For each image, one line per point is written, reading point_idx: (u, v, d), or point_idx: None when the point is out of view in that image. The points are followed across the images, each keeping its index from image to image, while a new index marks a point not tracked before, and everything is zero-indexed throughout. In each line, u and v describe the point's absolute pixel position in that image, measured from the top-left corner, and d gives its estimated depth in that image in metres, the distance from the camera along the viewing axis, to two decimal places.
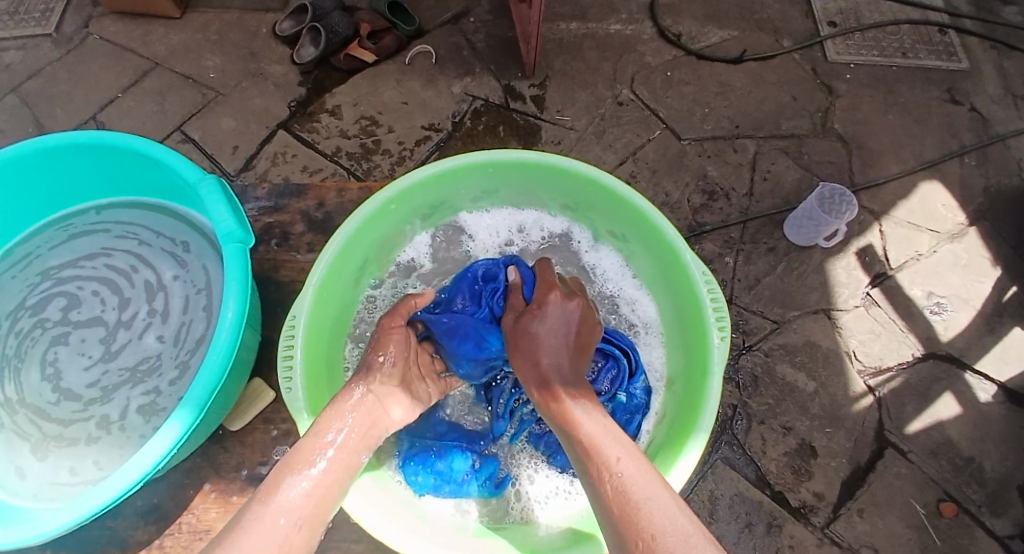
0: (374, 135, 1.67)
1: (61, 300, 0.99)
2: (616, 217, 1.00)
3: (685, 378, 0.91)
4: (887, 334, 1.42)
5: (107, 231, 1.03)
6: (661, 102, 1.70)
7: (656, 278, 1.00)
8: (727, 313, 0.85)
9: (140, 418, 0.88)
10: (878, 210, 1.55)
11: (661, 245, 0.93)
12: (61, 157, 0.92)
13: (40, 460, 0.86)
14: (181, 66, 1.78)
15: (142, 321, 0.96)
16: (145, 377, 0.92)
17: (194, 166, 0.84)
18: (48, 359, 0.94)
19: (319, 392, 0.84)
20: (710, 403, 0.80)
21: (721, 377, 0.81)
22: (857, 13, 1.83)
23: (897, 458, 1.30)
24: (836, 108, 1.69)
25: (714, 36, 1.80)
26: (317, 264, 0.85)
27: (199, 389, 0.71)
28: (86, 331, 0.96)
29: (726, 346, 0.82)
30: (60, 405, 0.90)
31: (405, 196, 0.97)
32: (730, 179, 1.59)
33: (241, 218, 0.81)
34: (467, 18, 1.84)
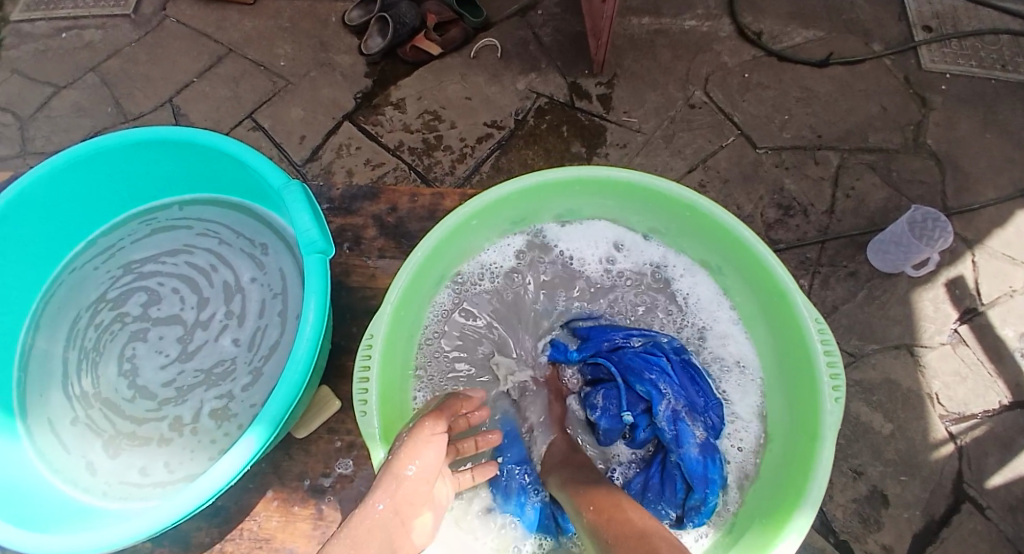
0: (436, 130, 1.65)
1: (141, 296, 1.00)
2: (716, 248, 0.94)
3: (789, 435, 0.84)
4: (974, 377, 1.30)
5: (187, 228, 1.04)
6: (737, 107, 1.60)
7: (758, 318, 0.93)
8: (842, 371, 0.77)
9: (212, 422, 0.88)
10: (973, 238, 1.41)
11: (767, 284, 0.87)
12: (151, 153, 0.93)
13: (111, 458, 0.88)
14: (254, 53, 1.80)
15: (220, 323, 0.97)
16: (219, 380, 0.92)
17: (280, 172, 0.85)
18: (127, 354, 0.96)
19: (392, 414, 0.81)
20: (820, 471, 0.73)
21: (834, 444, 0.74)
22: (955, 18, 1.66)
23: (974, 513, 1.20)
24: (931, 121, 1.55)
25: (799, 36, 1.67)
26: (398, 281, 0.83)
27: (274, 405, 0.72)
28: (164, 329, 0.98)
29: (839, 409, 0.75)
30: (136, 402, 0.92)
31: (487, 212, 0.95)
32: (809, 194, 1.48)
33: (323, 227, 0.82)
34: (535, 11, 1.78)
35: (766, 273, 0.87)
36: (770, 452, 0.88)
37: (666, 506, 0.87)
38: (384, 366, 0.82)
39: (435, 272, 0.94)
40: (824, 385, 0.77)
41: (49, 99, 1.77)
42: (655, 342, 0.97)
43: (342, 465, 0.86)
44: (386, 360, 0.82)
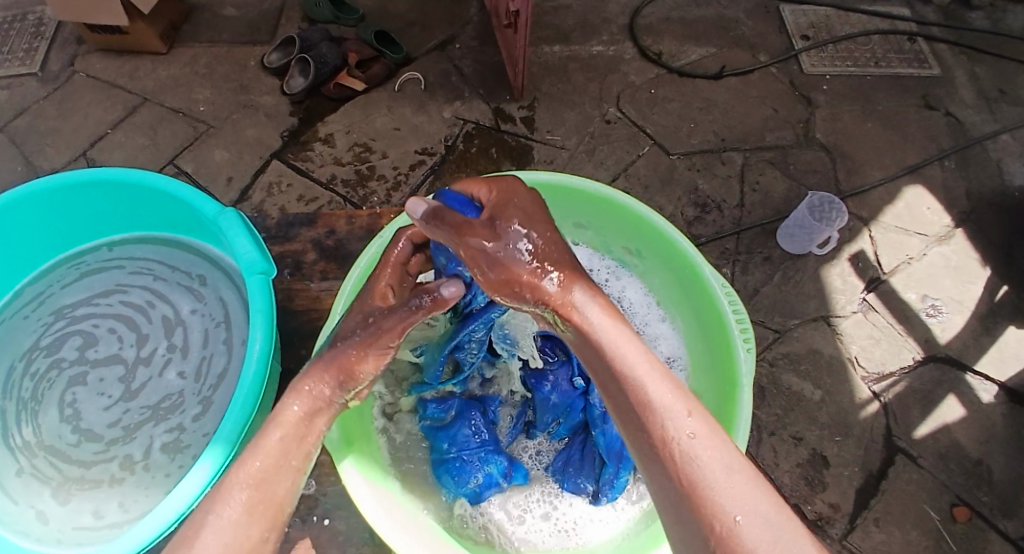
0: (368, 161, 1.69)
1: (76, 339, 0.95)
2: (631, 234, 1.02)
3: (713, 394, 0.89)
4: (887, 339, 1.44)
5: (120, 267, 1.01)
6: (648, 120, 1.73)
7: (676, 295, 1.00)
8: (750, 327, 0.86)
9: (165, 456, 0.85)
10: (867, 216, 1.59)
11: (680, 263, 0.95)
12: (76, 194, 0.91)
13: (61, 505, 0.82)
14: (171, 100, 1.78)
15: (162, 357, 0.93)
16: (167, 414, 0.88)
17: (212, 200, 0.83)
18: (66, 400, 0.90)
19: (352, 423, 0.81)
20: (742, 413, 0.79)
21: (751, 389, 0.82)
22: (828, 26, 1.91)
23: (908, 464, 1.31)
24: (817, 118, 1.74)
25: (694, 54, 1.85)
26: (341, 292, 0.85)
27: (229, 426, 0.70)
28: (103, 370, 0.93)
29: (751, 356, 0.84)
30: (81, 446, 0.87)
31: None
32: (721, 192, 1.62)
33: (263, 249, 0.81)
34: (453, 45, 1.88)
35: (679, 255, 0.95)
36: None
37: (584, 480, 0.88)
38: None
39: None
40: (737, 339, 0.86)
41: None
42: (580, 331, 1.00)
43: (305, 486, 0.84)
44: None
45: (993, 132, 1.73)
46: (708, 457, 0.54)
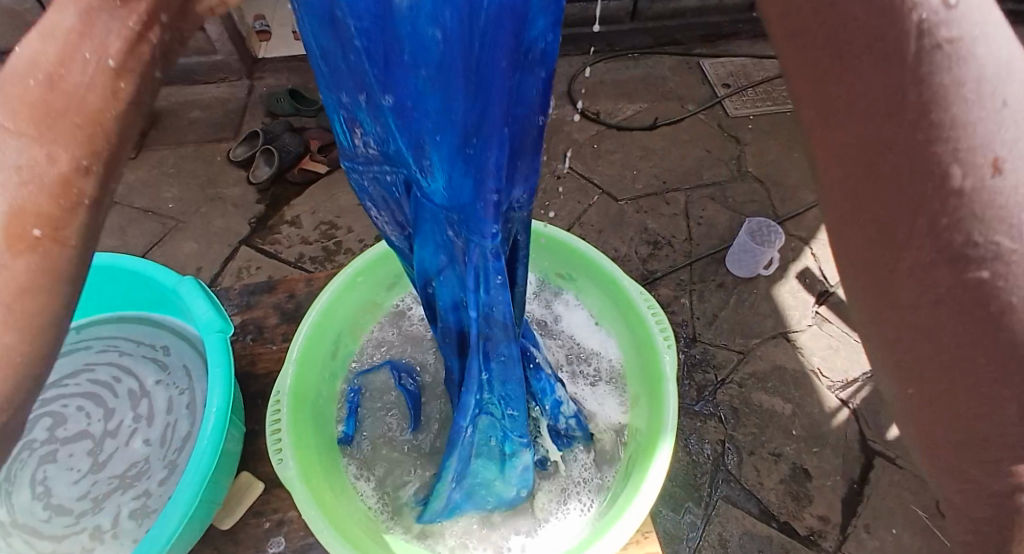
0: (335, 237, 1.76)
1: (44, 419, 0.91)
2: (562, 258, 1.09)
3: (643, 392, 0.94)
4: (844, 347, 1.50)
5: (86, 348, 0.98)
6: (594, 171, 1.86)
7: (603, 310, 1.07)
8: (669, 325, 0.94)
9: (133, 522, 0.81)
10: (807, 235, 1.70)
11: (603, 279, 1.04)
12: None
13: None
14: (140, 200, 1.86)
15: (129, 428, 0.91)
16: (135, 480, 0.85)
17: (170, 272, 0.86)
18: (38, 478, 0.87)
19: (312, 464, 0.85)
20: (669, 409, 0.85)
21: (675, 379, 0.88)
22: (746, 72, 2.11)
23: (886, 465, 1.34)
24: (748, 154, 1.88)
25: (628, 109, 2.02)
26: (294, 340, 0.92)
27: (186, 486, 0.72)
28: (73, 445, 0.90)
29: (673, 352, 0.91)
30: (51, 522, 0.83)
31: (372, 268, 1.05)
32: (669, 229, 1.72)
33: (220, 309, 0.84)
34: None
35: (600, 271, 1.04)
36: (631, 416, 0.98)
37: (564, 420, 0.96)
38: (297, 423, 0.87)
39: (333, 329, 1.01)
40: (659, 339, 0.93)
41: None
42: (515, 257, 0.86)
43: (275, 544, 0.85)
44: (295, 414, 0.88)
45: None
46: (989, 52, 0.26)
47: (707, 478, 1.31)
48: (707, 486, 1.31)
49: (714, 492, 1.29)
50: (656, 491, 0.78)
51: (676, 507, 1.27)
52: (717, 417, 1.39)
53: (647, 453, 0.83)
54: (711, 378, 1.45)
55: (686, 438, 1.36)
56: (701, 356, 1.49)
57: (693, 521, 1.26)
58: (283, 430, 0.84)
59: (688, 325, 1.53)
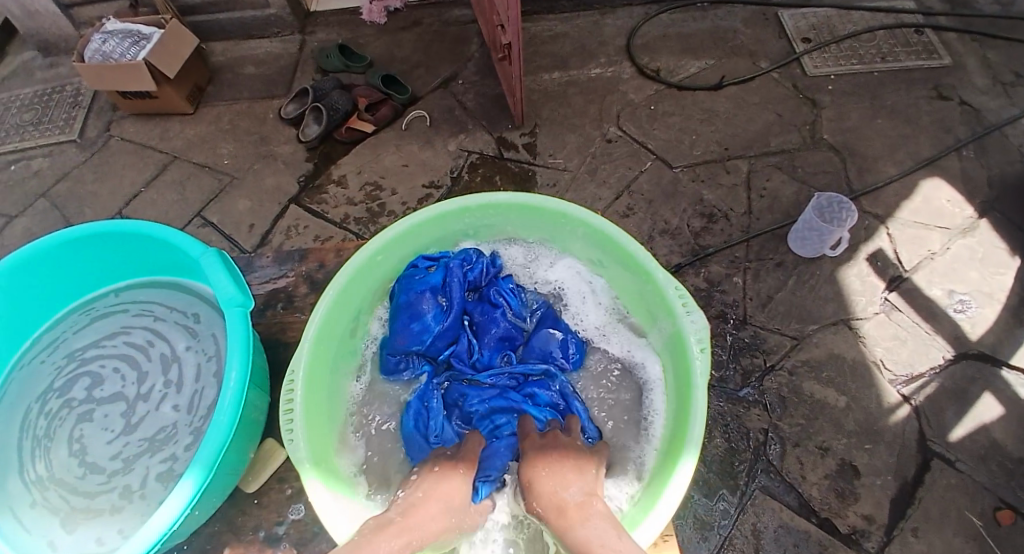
0: (378, 199, 1.75)
1: (86, 380, 0.97)
2: (596, 244, 1.07)
3: (675, 389, 0.93)
4: (912, 338, 1.37)
5: (124, 312, 1.02)
6: (649, 135, 1.74)
7: (638, 295, 1.04)
8: (704, 323, 0.88)
9: (160, 485, 0.85)
10: (882, 214, 1.54)
11: (636, 267, 1.00)
12: (76, 250, 0.93)
13: (70, 534, 0.83)
14: (198, 156, 1.91)
15: (159, 393, 0.94)
16: (163, 445, 0.89)
17: (194, 243, 0.85)
18: (75, 435, 0.92)
19: (321, 443, 0.87)
20: (695, 422, 0.81)
21: (705, 387, 0.83)
22: (830, 26, 1.89)
23: (945, 468, 1.23)
24: (823, 119, 1.71)
25: (692, 67, 1.86)
26: (311, 321, 0.91)
27: (208, 449, 0.71)
28: (109, 406, 0.94)
29: (705, 357, 0.86)
30: (87, 478, 0.88)
31: (390, 246, 1.07)
32: (727, 201, 1.60)
33: (241, 283, 0.82)
34: (456, 81, 1.95)
35: (633, 257, 1.00)
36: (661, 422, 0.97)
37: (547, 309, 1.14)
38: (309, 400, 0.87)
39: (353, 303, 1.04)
40: (692, 346, 0.88)
41: None
42: (482, 260, 1.14)
43: (296, 510, 0.84)
44: (308, 394, 0.88)
45: (1012, 117, 1.66)
46: None
47: (743, 465, 1.24)
48: (743, 473, 1.24)
49: (750, 481, 1.23)
50: (672, 510, 0.76)
51: (708, 493, 1.22)
52: (762, 405, 1.31)
53: (668, 466, 0.81)
54: (759, 363, 1.36)
55: (727, 431, 1.28)
56: (750, 339, 1.40)
57: (724, 507, 1.21)
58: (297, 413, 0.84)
59: (739, 306, 1.44)
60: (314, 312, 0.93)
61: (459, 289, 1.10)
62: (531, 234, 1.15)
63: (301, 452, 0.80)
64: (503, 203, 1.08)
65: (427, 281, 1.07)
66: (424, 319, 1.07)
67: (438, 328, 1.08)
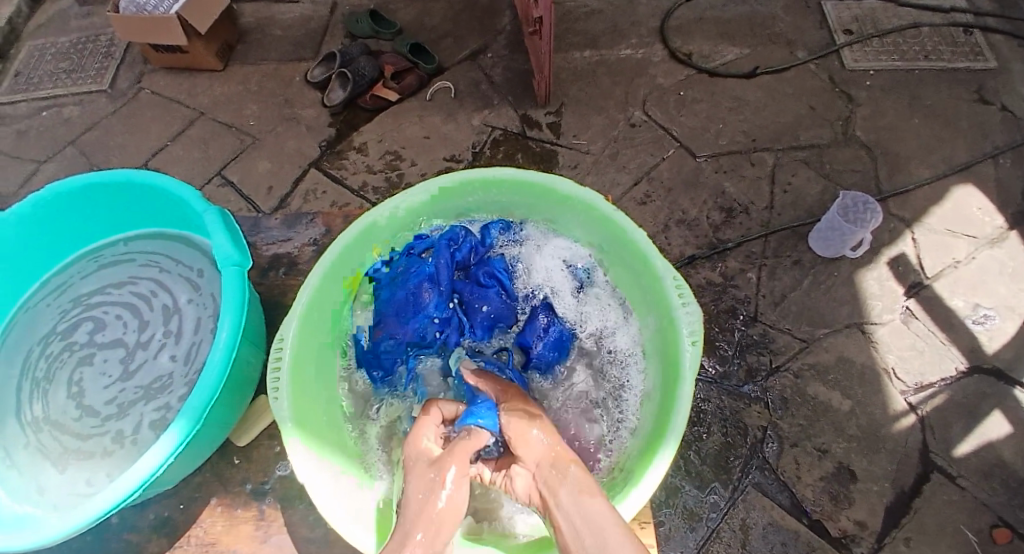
0: (398, 168, 1.75)
1: (89, 325, 0.99)
2: (597, 229, 1.05)
3: (661, 383, 0.91)
4: (929, 350, 1.33)
5: (132, 261, 1.04)
6: (675, 121, 1.70)
7: (635, 285, 1.03)
8: (698, 317, 0.86)
9: (152, 433, 0.87)
10: (909, 218, 1.48)
11: (637, 256, 0.97)
12: (84, 198, 0.94)
13: (62, 471, 0.86)
14: (224, 114, 1.93)
15: (158, 343, 0.96)
16: (158, 393, 0.91)
17: (198, 198, 0.85)
18: (74, 378, 0.95)
19: (307, 408, 0.86)
20: (678, 414, 0.79)
21: (693, 381, 0.81)
22: (874, 19, 1.80)
23: (945, 483, 1.20)
24: (859, 115, 1.65)
25: (726, 53, 1.81)
26: (304, 287, 0.91)
27: (196, 400, 0.72)
28: (109, 352, 0.97)
29: (696, 351, 0.83)
30: (81, 420, 0.91)
31: (392, 218, 1.05)
32: (748, 194, 1.56)
33: (241, 245, 0.82)
34: (483, 54, 1.92)
35: (634, 243, 0.97)
36: (644, 414, 0.95)
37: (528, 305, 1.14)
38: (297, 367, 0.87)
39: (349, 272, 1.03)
40: (684, 337, 0.85)
41: (29, 173, 1.86)
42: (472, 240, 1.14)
43: (282, 467, 0.83)
44: (297, 357, 0.88)
45: None
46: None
47: (740, 461, 1.23)
48: (738, 470, 1.23)
49: (744, 478, 1.22)
50: (644, 501, 0.74)
51: (702, 486, 1.21)
52: (764, 402, 1.30)
53: (645, 458, 0.78)
54: (765, 361, 1.34)
55: (725, 427, 1.27)
56: (759, 337, 1.37)
57: (715, 502, 1.20)
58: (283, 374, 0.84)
59: (750, 303, 1.41)
60: (308, 278, 0.93)
61: (446, 272, 1.10)
62: (530, 213, 1.13)
63: (285, 412, 0.80)
64: (508, 178, 1.06)
65: (422, 270, 1.09)
66: (427, 311, 1.08)
67: (434, 314, 1.09)
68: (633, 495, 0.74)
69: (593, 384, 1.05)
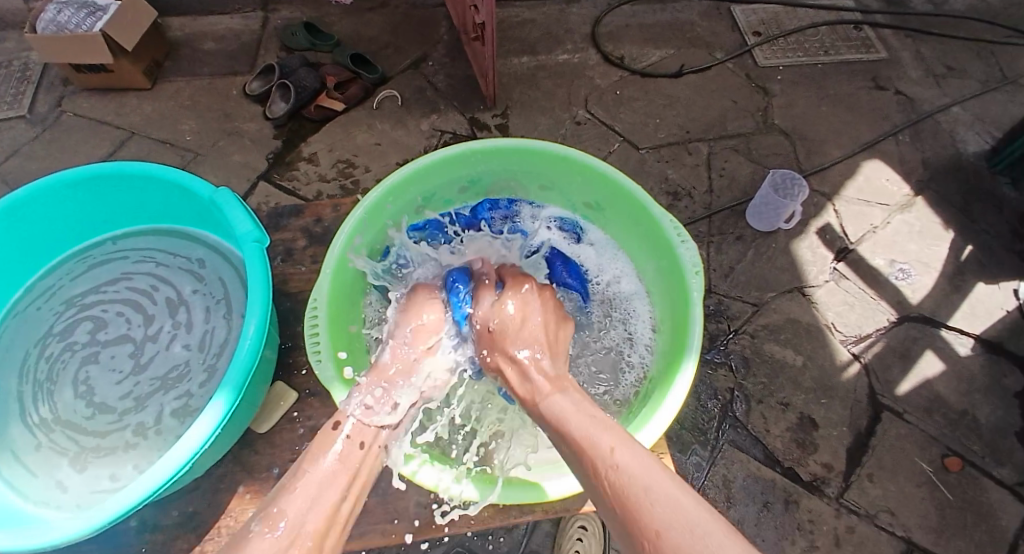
0: (352, 176, 1.76)
1: (88, 324, 1.15)
2: (593, 190, 1.20)
3: (670, 310, 1.08)
4: (860, 304, 1.51)
5: (125, 259, 1.22)
6: (616, 119, 1.82)
7: (631, 236, 1.20)
8: (697, 254, 1.02)
9: (175, 420, 1.02)
10: (829, 191, 1.68)
11: (636, 207, 1.12)
12: (91, 194, 1.12)
13: (81, 472, 0.97)
14: (158, 132, 1.85)
15: (167, 334, 1.14)
16: (176, 383, 1.07)
17: (207, 185, 1.00)
18: (82, 378, 1.09)
19: (344, 364, 0.95)
20: (694, 332, 0.95)
21: (702, 301, 0.97)
22: (777, 21, 2.03)
23: (895, 421, 1.36)
24: (774, 106, 1.84)
25: (654, 55, 1.96)
26: (328, 258, 1.01)
27: (235, 372, 0.82)
28: (116, 349, 1.12)
29: (700, 279, 1.00)
30: (95, 417, 1.04)
31: (397, 194, 1.16)
32: (690, 180, 1.70)
33: (256, 222, 0.95)
34: (426, 63, 1.98)
35: (631, 196, 1.12)
36: (659, 341, 1.12)
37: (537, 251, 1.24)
38: (331, 329, 0.97)
39: (366, 246, 1.13)
40: (687, 268, 1.02)
41: None
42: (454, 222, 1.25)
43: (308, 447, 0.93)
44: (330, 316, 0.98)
45: (942, 105, 1.84)
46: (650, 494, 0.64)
47: (713, 421, 1.34)
48: (713, 430, 1.34)
49: (720, 437, 1.32)
50: (683, 396, 0.88)
51: (683, 449, 1.31)
52: (728, 366, 1.41)
53: (672, 368, 0.93)
54: (723, 327, 1.47)
55: (700, 392, 1.37)
56: (714, 306, 1.50)
57: (698, 462, 1.30)
58: (321, 334, 0.93)
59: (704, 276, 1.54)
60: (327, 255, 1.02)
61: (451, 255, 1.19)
62: (528, 182, 1.26)
63: (329, 371, 0.90)
64: (509, 148, 1.16)
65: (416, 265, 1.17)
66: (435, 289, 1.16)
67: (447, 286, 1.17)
68: (674, 394, 0.89)
69: (604, 323, 1.22)
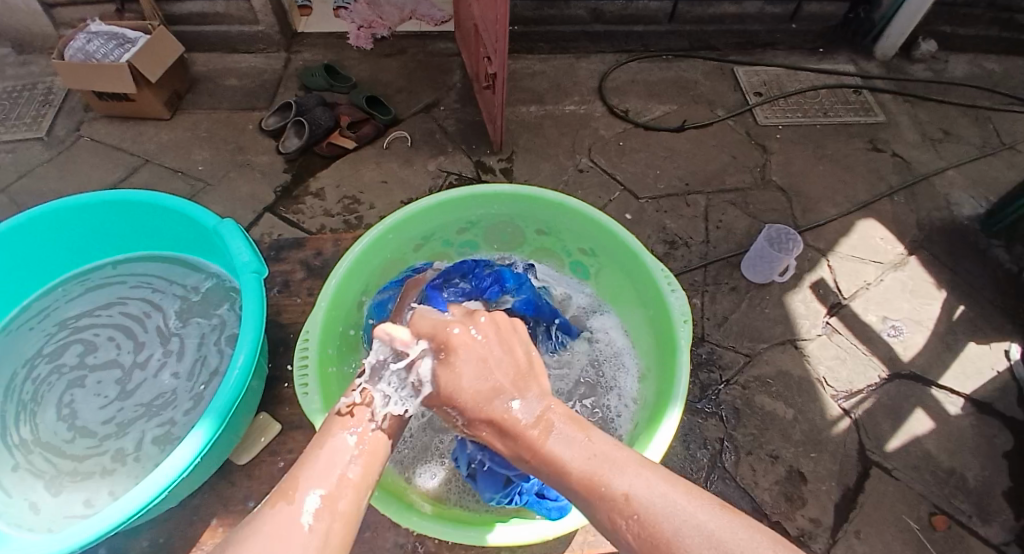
0: (357, 212, 1.80)
1: (77, 346, 1.17)
2: (587, 235, 1.23)
3: (656, 358, 1.09)
4: (852, 359, 1.51)
5: (122, 283, 1.25)
6: (617, 168, 1.88)
7: (621, 286, 1.22)
8: (687, 304, 1.04)
9: (155, 447, 1.03)
10: (824, 247, 1.70)
11: (627, 256, 1.16)
12: (94, 214, 1.16)
13: (55, 495, 0.98)
14: (172, 160, 1.91)
15: (157, 361, 1.15)
16: (159, 410, 1.08)
17: (211, 215, 1.03)
18: (65, 400, 1.10)
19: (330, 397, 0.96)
20: (680, 381, 0.96)
21: (688, 350, 0.99)
22: (779, 83, 2.11)
23: (882, 477, 1.34)
24: (772, 163, 1.89)
25: (657, 110, 2.03)
26: (323, 290, 1.04)
27: (221, 400, 0.83)
28: (101, 372, 1.14)
29: (688, 328, 1.02)
30: (75, 441, 1.05)
31: (397, 230, 1.20)
32: (686, 230, 1.74)
33: (255, 251, 0.99)
34: (437, 107, 2.05)
35: (623, 244, 1.16)
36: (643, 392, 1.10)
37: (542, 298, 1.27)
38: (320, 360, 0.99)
39: (360, 281, 1.16)
40: (676, 317, 1.04)
41: None
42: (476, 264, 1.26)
43: None
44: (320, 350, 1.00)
45: (938, 169, 1.89)
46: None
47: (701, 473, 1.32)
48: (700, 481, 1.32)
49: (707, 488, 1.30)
50: (664, 448, 0.89)
51: None
52: (719, 416, 1.40)
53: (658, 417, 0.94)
54: (716, 378, 1.46)
55: (688, 441, 1.35)
56: (708, 355, 1.50)
57: None
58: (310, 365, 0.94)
59: (698, 325, 1.55)
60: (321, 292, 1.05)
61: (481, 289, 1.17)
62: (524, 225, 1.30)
63: (313, 404, 0.91)
64: (507, 192, 1.22)
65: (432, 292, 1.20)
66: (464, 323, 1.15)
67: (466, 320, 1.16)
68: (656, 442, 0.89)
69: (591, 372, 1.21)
